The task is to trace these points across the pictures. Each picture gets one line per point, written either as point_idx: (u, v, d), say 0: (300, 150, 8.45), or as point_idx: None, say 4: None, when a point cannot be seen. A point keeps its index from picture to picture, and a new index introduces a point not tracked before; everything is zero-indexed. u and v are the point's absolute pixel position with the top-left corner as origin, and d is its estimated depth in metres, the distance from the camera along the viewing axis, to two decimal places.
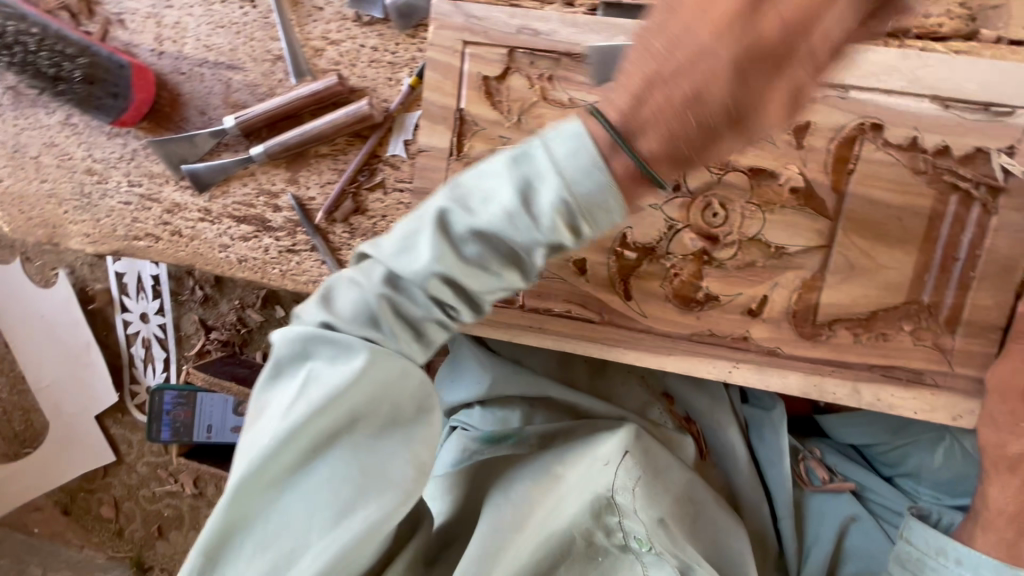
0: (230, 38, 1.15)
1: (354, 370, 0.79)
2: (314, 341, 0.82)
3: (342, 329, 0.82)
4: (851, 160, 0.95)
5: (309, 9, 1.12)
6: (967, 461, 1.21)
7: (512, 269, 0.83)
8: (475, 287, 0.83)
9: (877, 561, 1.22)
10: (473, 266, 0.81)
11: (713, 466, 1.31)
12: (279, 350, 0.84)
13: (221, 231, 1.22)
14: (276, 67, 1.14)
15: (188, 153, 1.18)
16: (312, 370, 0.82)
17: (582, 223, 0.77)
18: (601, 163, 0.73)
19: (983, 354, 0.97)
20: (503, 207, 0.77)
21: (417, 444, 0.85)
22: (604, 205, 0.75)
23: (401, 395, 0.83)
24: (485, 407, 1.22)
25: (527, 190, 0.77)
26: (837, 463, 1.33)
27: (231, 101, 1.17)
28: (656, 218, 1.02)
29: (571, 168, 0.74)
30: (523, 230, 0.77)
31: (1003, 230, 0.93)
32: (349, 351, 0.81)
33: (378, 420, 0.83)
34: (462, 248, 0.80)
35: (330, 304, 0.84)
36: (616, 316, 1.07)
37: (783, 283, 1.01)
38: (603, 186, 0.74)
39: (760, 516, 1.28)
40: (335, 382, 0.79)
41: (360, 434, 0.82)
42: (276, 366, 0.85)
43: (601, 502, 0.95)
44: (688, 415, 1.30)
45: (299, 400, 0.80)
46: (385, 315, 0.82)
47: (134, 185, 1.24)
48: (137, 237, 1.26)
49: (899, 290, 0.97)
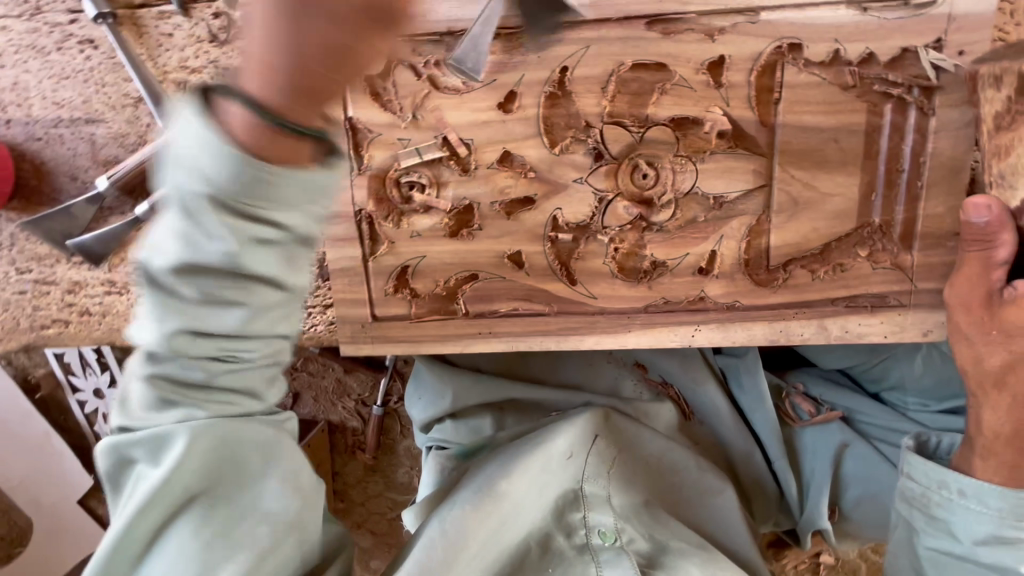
0: (78, 88, 1.02)
1: (167, 456, 0.68)
2: (123, 450, 0.70)
3: (142, 428, 0.69)
4: (775, 89, 0.88)
5: (156, 38, 0.99)
6: (947, 363, 1.16)
7: (259, 284, 0.57)
8: (226, 326, 0.59)
9: (876, 482, 1.21)
10: (208, 305, 0.57)
11: (698, 425, 1.28)
12: (102, 469, 0.73)
13: (132, 300, 1.11)
14: (139, 111, 1.02)
15: (70, 227, 1.06)
16: (133, 471, 0.71)
17: (282, 212, 0.53)
18: (219, 131, 0.49)
19: (944, 264, 0.92)
20: (173, 250, 0.54)
21: (276, 485, 0.75)
22: (297, 178, 0.52)
23: (239, 452, 0.72)
24: (456, 419, 1.24)
25: (194, 199, 0.52)
26: (824, 393, 1.26)
27: (100, 159, 1.04)
28: (584, 194, 0.95)
29: (199, 152, 0.50)
30: (200, 253, 0.54)
31: (945, 131, 0.87)
32: (155, 442, 0.68)
33: (215, 492, 0.73)
34: (187, 288, 0.56)
35: (126, 407, 0.69)
36: (565, 304, 1.00)
37: (729, 234, 0.94)
38: (243, 170, 0.50)
39: (755, 465, 1.25)
40: (153, 481, 0.68)
41: (200, 508, 0.72)
42: (102, 478, 0.74)
43: (568, 497, 0.98)
44: (664, 379, 1.25)
45: (126, 504, 0.71)
46: (170, 394, 0.65)
47: (25, 272, 1.13)
48: (44, 326, 1.15)
49: (848, 216, 0.92)
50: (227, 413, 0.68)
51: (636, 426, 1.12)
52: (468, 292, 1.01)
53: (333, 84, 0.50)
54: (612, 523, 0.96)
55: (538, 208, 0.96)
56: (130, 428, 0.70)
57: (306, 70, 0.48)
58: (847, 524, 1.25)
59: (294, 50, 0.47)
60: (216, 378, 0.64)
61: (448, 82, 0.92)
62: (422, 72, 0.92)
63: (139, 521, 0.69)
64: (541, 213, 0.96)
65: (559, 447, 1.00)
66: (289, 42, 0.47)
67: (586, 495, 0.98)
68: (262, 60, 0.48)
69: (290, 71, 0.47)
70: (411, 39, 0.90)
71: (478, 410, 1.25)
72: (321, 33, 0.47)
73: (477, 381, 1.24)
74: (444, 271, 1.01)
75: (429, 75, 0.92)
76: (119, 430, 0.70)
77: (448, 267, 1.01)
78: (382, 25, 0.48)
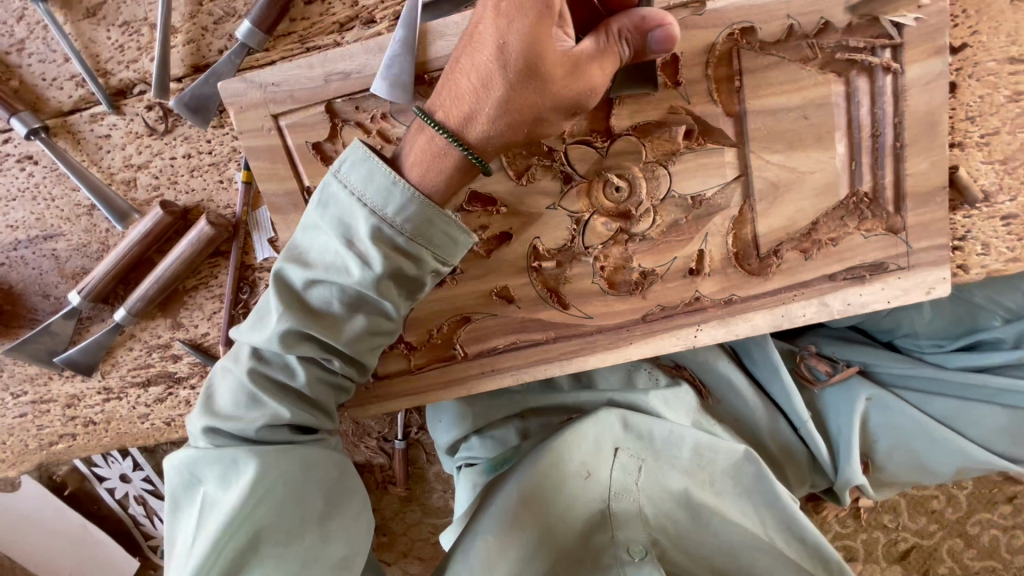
0: (29, 207, 0.99)
1: (246, 481, 0.74)
2: (201, 461, 0.77)
3: (227, 426, 0.77)
4: (734, 76, 0.85)
5: (96, 141, 0.96)
6: (953, 304, 1.13)
7: (367, 308, 0.79)
8: (344, 334, 0.78)
9: (907, 430, 1.10)
10: (327, 314, 0.78)
11: (716, 403, 1.13)
12: (171, 483, 0.80)
13: (132, 402, 1.10)
14: (95, 218, 0.99)
15: (54, 344, 1.04)
16: (206, 494, 0.78)
17: (411, 244, 0.75)
18: (395, 177, 0.73)
19: (935, 219, 0.90)
20: (318, 271, 0.76)
21: (339, 525, 0.80)
22: (430, 218, 0.74)
23: (312, 485, 0.79)
24: (482, 434, 1.10)
25: (347, 233, 0.75)
26: (836, 351, 1.18)
27: (67, 272, 1.02)
28: (560, 218, 0.92)
29: (369, 193, 0.73)
30: (334, 274, 0.75)
31: (917, 86, 0.84)
32: (236, 458, 0.76)
33: (277, 532, 0.76)
34: (318, 302, 0.78)
35: (211, 404, 0.80)
36: (562, 329, 0.98)
37: (714, 231, 0.92)
38: (407, 204, 0.73)
39: (782, 431, 1.12)
40: (229, 507, 0.74)
41: (266, 548, 0.75)
42: (174, 499, 0.81)
43: (597, 514, 0.93)
44: (675, 362, 1.13)
45: (200, 532, 0.75)
46: (261, 389, 0.78)
47: (20, 394, 1.11)
48: (52, 442, 1.14)
49: (831, 189, 0.89)
50: (306, 420, 0.81)
51: (648, 420, 0.97)
52: (462, 335, 1.00)
53: (532, 110, 0.72)
54: (644, 538, 0.89)
55: (516, 240, 0.93)
56: (209, 432, 0.78)
57: (488, 113, 0.71)
58: (882, 475, 1.15)
59: (472, 98, 0.71)
60: (311, 381, 0.80)
61: (396, 133, 0.86)
62: (370, 127, 0.86)
63: (214, 549, 0.73)
64: (520, 245, 0.94)
65: (576, 460, 0.94)
66: (475, 89, 0.71)
67: (614, 509, 0.93)
68: (454, 105, 0.72)
69: (497, 109, 0.71)
70: (350, 97, 0.85)
71: (501, 421, 1.11)
72: (551, 74, 0.70)
73: (492, 396, 1.12)
74: (434, 319, 0.99)
75: (377, 129, 0.86)
76: (204, 431, 0.78)
77: (438, 315, 0.98)
78: (570, 100, 0.73)
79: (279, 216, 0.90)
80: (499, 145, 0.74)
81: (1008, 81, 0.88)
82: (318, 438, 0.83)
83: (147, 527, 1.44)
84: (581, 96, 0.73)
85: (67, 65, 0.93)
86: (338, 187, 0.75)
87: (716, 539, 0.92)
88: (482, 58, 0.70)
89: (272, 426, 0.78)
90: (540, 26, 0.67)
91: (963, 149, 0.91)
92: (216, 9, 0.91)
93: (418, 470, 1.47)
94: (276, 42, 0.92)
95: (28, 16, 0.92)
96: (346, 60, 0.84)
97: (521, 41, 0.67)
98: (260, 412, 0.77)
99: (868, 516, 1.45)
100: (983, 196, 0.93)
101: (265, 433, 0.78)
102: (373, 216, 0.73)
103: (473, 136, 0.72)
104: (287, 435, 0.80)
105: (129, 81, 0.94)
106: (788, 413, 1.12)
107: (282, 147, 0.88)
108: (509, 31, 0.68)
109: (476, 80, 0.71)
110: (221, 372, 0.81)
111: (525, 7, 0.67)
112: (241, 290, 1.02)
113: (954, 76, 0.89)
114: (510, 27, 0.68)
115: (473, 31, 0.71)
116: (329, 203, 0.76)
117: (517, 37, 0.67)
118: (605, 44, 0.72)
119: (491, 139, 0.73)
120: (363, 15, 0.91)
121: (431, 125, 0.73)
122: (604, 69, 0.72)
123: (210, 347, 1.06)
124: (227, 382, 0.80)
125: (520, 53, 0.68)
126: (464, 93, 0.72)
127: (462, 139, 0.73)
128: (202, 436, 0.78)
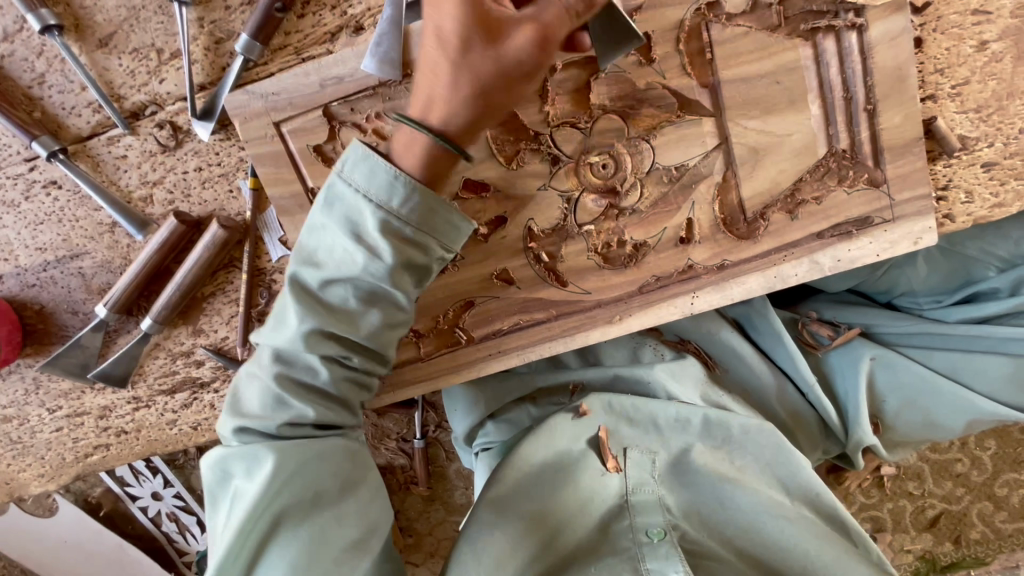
0: (56, 229, 1.06)
1: (272, 467, 0.78)
2: (231, 457, 0.81)
3: (259, 426, 0.81)
4: (705, 49, 0.89)
5: (113, 162, 1.03)
6: (948, 257, 1.14)
7: (382, 300, 0.82)
8: (363, 329, 0.82)
9: (913, 388, 1.12)
10: (344, 309, 0.81)
11: (723, 373, 1.16)
12: (206, 479, 0.84)
13: (160, 409, 1.16)
14: (116, 234, 1.06)
15: (85, 358, 1.10)
16: (236, 487, 0.81)
17: (418, 235, 0.78)
18: (395, 172, 0.76)
19: (915, 169, 0.93)
20: (333, 272, 0.79)
21: (359, 505, 0.84)
22: (431, 206, 0.77)
23: (329, 468, 0.82)
24: (496, 418, 1.14)
25: (355, 229, 0.78)
26: (836, 315, 1.20)
27: (94, 288, 1.08)
28: (551, 199, 0.96)
29: (372, 189, 0.76)
30: (348, 271, 0.79)
31: (881, 44, 0.87)
32: (259, 458, 0.79)
33: (301, 507, 0.80)
34: (334, 299, 0.81)
35: (240, 407, 0.83)
36: (562, 306, 1.02)
37: (700, 199, 0.96)
38: (410, 197, 0.76)
39: (789, 395, 1.14)
40: (258, 488, 0.77)
41: (289, 527, 0.78)
42: (211, 496, 0.85)
43: (618, 507, 0.94)
44: (679, 337, 1.16)
45: (230, 519, 0.79)
46: (287, 391, 0.81)
47: (56, 410, 1.17)
48: (88, 453, 1.20)
49: (810, 149, 0.92)
50: (332, 418, 0.84)
51: (648, 407, 0.99)
52: (467, 319, 1.04)
53: (493, 85, 0.74)
54: (662, 522, 0.90)
55: (511, 223, 0.98)
56: (241, 431, 0.82)
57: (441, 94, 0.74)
58: (893, 434, 1.16)
59: (426, 85, 0.75)
60: (335, 379, 0.83)
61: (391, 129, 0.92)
62: (365, 126, 0.92)
63: (242, 533, 0.76)
64: (516, 227, 0.98)
65: (590, 462, 0.96)
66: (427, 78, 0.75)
67: (632, 501, 0.94)
68: (423, 100, 0.76)
69: (449, 87, 0.73)
70: (345, 99, 0.91)
71: (513, 405, 1.15)
72: (490, 43, 0.72)
73: (502, 380, 1.16)
74: (439, 306, 1.03)
75: (372, 128, 0.92)
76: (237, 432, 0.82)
77: (443, 301, 1.03)
78: (517, 61, 0.73)
79: (288, 217, 0.96)
80: (472, 126, 0.76)
81: (972, 32, 0.92)
82: (334, 434, 0.85)
83: (180, 539, 1.49)
84: (537, 63, 0.74)
85: (84, 93, 1.00)
86: (342, 188, 0.78)
87: (738, 516, 0.91)
88: (438, 55, 0.74)
89: (301, 422, 0.82)
90: (476, 11, 0.71)
91: (936, 100, 0.94)
92: (217, 30, 0.98)
93: (438, 467, 1.50)
94: (273, 55, 0.98)
95: (46, 51, 0.99)
96: (340, 65, 0.90)
97: (452, 20, 0.72)
98: (288, 410, 0.81)
99: (891, 484, 1.45)
100: (962, 145, 0.96)
101: (289, 430, 0.81)
102: (380, 211, 0.76)
103: (442, 120, 0.75)
104: (311, 431, 0.83)
105: (141, 104, 1.01)
106: (793, 376, 1.14)
107: (285, 152, 0.93)
108: (439, 16, 0.72)
109: (435, 72, 0.74)
110: (246, 377, 0.84)
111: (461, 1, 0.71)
112: (260, 295, 1.08)
113: (919, 31, 0.92)
114: (452, 19, 0.72)
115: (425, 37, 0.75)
116: (334, 204, 0.79)
117: (460, 25, 0.72)
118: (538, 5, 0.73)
119: (460, 118, 0.75)
120: (352, 23, 0.97)
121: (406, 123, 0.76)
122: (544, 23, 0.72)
123: (229, 351, 1.12)
124: (252, 387, 0.83)
125: (466, 38, 0.72)
126: (429, 82, 0.75)
127: (430, 125, 0.75)
128: (232, 437, 0.83)
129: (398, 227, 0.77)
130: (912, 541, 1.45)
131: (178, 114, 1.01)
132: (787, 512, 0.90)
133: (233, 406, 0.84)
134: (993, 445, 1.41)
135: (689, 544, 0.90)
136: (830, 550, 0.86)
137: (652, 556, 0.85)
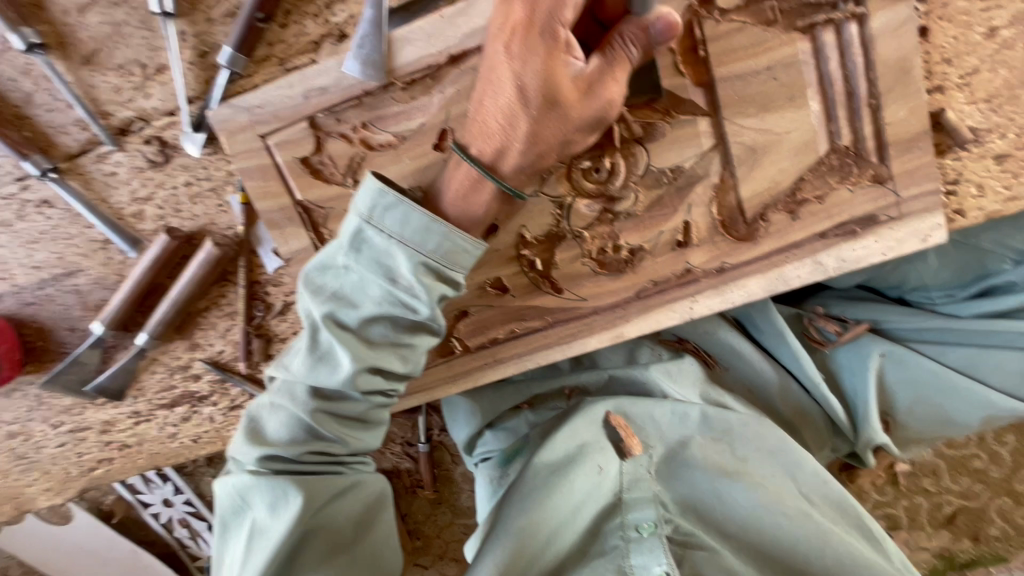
0: (50, 247, 1.06)
1: (302, 508, 0.78)
2: (252, 489, 0.79)
3: (286, 453, 0.79)
4: (698, 46, 0.86)
5: (103, 179, 1.02)
6: (961, 251, 1.10)
7: (419, 335, 0.82)
8: (400, 363, 0.82)
9: (924, 383, 1.08)
10: (384, 346, 0.80)
11: (724, 372, 1.12)
12: (221, 506, 0.83)
13: (161, 423, 1.16)
14: (110, 251, 1.06)
15: (84, 374, 1.10)
16: (254, 521, 0.80)
17: (449, 272, 0.78)
18: (430, 218, 0.75)
19: (922, 164, 0.89)
20: (369, 310, 0.77)
21: (376, 547, 0.85)
22: (462, 246, 0.77)
23: (348, 509, 0.84)
24: (495, 427, 1.11)
25: (390, 270, 0.77)
26: (844, 311, 1.16)
27: (91, 305, 1.09)
28: (543, 206, 0.94)
29: (406, 233, 0.75)
30: (385, 310, 0.77)
31: (885, 34, 0.83)
32: (283, 495, 0.78)
33: (320, 548, 0.81)
34: (374, 336, 0.80)
35: (264, 436, 0.81)
36: (559, 313, 1.00)
37: (697, 202, 0.93)
38: (444, 239, 0.76)
39: (793, 393, 1.11)
40: (283, 532, 0.77)
41: (308, 566, 0.79)
42: (223, 521, 0.84)
43: (612, 505, 0.91)
44: (677, 336, 1.12)
45: (250, 554, 0.78)
46: (322, 425, 0.80)
47: (59, 425, 1.18)
48: (92, 467, 1.20)
49: (812, 146, 0.89)
50: (366, 444, 0.85)
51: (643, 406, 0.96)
52: (462, 329, 1.02)
53: (556, 137, 0.76)
54: (654, 515, 0.88)
55: (503, 231, 0.95)
56: (263, 461, 0.80)
57: (517, 148, 0.76)
58: (906, 432, 1.13)
59: (501, 135, 0.76)
60: (370, 410, 0.84)
61: (378, 139, 0.90)
62: (352, 137, 0.90)
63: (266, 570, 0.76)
64: (508, 234, 0.96)
65: (589, 458, 0.92)
66: (502, 128, 0.75)
67: (626, 497, 0.91)
68: (484, 141, 0.77)
69: (525, 143, 0.75)
70: (330, 110, 0.89)
71: (511, 412, 1.12)
72: (566, 102, 0.73)
73: (499, 389, 1.14)
74: None
75: (359, 138, 0.90)
76: (259, 464, 0.80)
77: None
78: (590, 120, 0.75)
79: (277, 231, 0.95)
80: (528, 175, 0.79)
81: (981, 19, 0.88)
82: (360, 460, 0.86)
83: (192, 546, 1.50)
84: (600, 112, 0.75)
85: (72, 111, 1.00)
86: (372, 231, 0.76)
87: (735, 511, 0.89)
88: (503, 100, 0.74)
89: (334, 450, 0.82)
90: (550, 61, 0.71)
91: (944, 92, 0.90)
92: (201, 43, 0.97)
93: (443, 472, 1.49)
94: (258, 67, 0.96)
95: (33, 70, 0.98)
96: (325, 75, 0.88)
97: (537, 78, 0.72)
98: (323, 441, 0.81)
99: (906, 482, 1.41)
100: (973, 137, 0.92)
101: (317, 459, 0.81)
102: (416, 254, 0.75)
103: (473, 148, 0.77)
104: (343, 459, 0.84)
105: (129, 120, 1.00)
106: (798, 374, 1.10)
107: (272, 165, 0.92)
108: (524, 72, 0.72)
109: (499, 120, 0.75)
110: (269, 406, 0.82)
111: (534, 47, 0.71)
112: (257, 308, 1.07)
113: (924, 19, 0.88)
114: (524, 68, 0.72)
115: (490, 75, 0.75)
116: (364, 243, 0.77)
117: (535, 76, 0.72)
118: (613, 56, 0.73)
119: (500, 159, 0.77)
120: (335, 31, 0.95)
121: (466, 161, 0.77)
122: (618, 81, 0.74)
123: (228, 364, 1.11)
124: (279, 418, 0.81)
125: (538, 90, 0.72)
126: (495, 127, 0.76)
127: (496, 173, 0.77)
128: (255, 465, 0.80)
129: (434, 268, 0.77)
130: (929, 539, 1.40)
131: (166, 128, 1.00)
132: (789, 507, 0.88)
133: (252, 435, 0.82)
134: (1012, 441, 1.37)
135: (682, 537, 0.87)
136: (832, 551, 0.84)
137: (636, 551, 0.85)
